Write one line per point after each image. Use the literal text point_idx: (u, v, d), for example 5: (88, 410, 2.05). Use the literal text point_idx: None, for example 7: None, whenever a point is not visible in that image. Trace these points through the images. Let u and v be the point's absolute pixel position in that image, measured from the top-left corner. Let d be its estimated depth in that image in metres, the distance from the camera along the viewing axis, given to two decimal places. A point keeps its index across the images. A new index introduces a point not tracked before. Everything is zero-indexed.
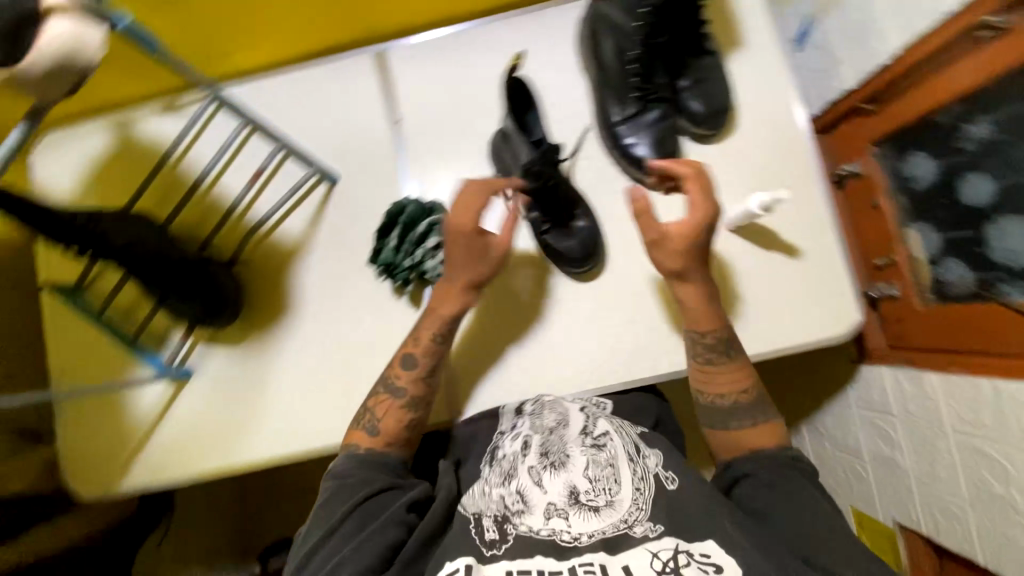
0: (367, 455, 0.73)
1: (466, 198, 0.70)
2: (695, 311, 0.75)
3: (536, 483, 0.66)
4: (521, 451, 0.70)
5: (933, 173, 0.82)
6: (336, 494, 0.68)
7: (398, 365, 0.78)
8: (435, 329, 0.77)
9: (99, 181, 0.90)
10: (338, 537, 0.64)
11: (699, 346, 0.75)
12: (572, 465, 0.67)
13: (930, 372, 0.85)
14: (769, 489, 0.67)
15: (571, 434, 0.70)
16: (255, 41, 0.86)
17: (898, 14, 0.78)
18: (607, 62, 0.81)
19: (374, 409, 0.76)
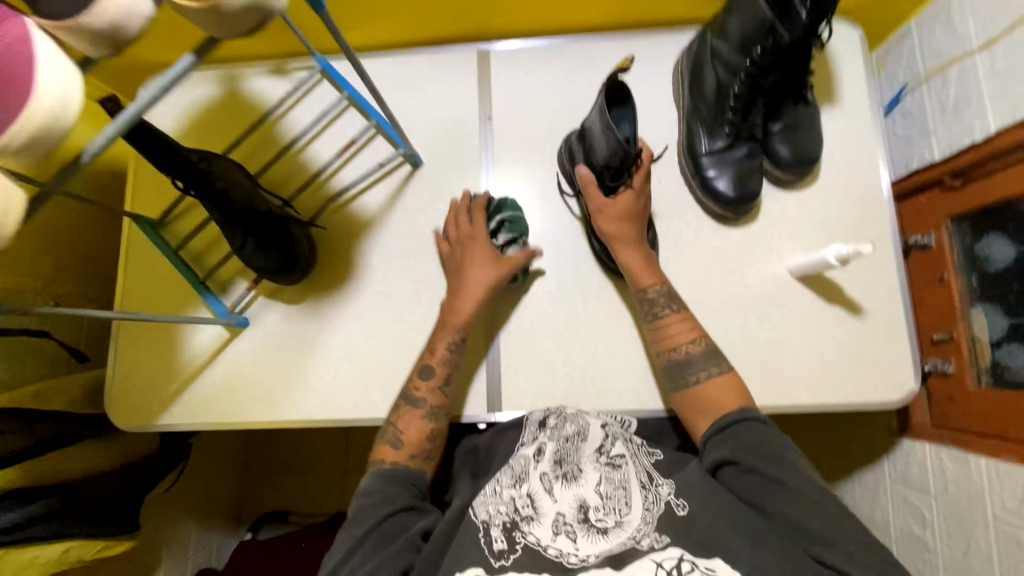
0: (392, 470, 0.73)
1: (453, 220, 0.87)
2: (665, 325, 0.78)
3: (547, 491, 0.69)
4: (534, 457, 0.72)
5: (1010, 256, 0.81)
6: (359, 512, 0.68)
7: (417, 377, 0.79)
8: (447, 339, 0.80)
9: (198, 126, 0.95)
10: (359, 554, 0.64)
11: (669, 358, 0.77)
12: (583, 479, 0.69)
13: (978, 455, 0.83)
14: (752, 474, 0.64)
15: (586, 450, 0.72)
16: (372, 22, 0.91)
17: (1001, 95, 0.79)
18: (707, 94, 0.82)
19: (397, 423, 0.76)
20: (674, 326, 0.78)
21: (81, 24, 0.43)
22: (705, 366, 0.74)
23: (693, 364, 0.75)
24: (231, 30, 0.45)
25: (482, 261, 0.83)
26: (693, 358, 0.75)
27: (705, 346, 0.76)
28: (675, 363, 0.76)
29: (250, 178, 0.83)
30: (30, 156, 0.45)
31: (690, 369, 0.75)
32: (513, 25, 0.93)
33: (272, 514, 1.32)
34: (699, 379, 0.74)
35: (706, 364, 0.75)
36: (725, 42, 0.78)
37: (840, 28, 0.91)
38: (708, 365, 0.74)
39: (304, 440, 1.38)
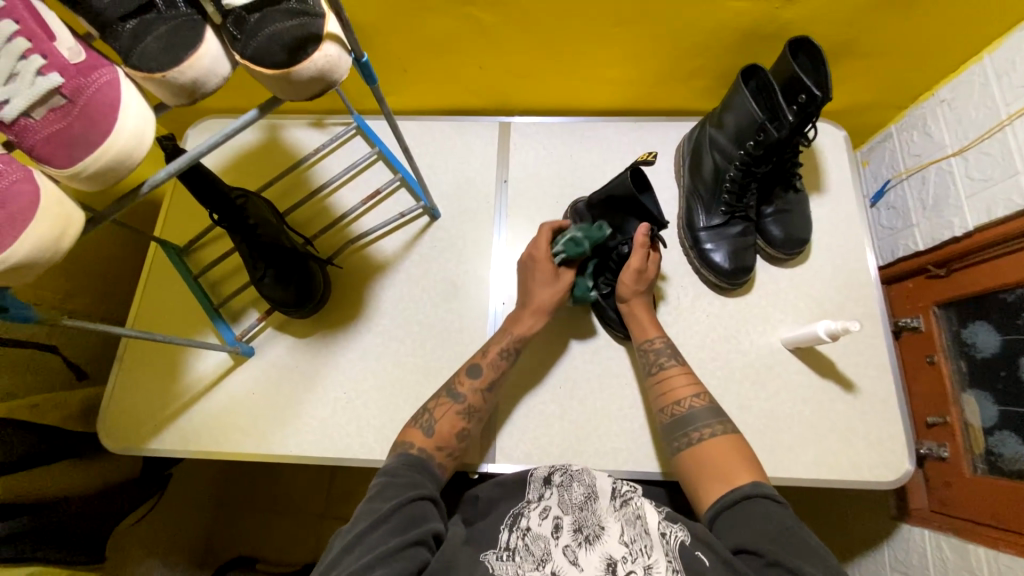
0: (416, 456, 0.72)
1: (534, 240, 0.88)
2: (667, 378, 0.80)
3: (571, 562, 0.64)
4: (552, 534, 0.67)
5: (996, 346, 0.84)
6: (384, 488, 0.66)
7: (464, 374, 0.81)
8: (502, 345, 0.83)
9: (237, 166, 1.03)
10: (382, 531, 0.60)
11: (672, 414, 0.77)
12: (606, 535, 0.66)
13: (975, 544, 0.82)
14: (776, 569, 0.57)
15: (602, 505, 0.69)
16: (408, 91, 1.02)
17: (974, 197, 0.87)
18: (706, 176, 0.90)
19: (433, 409, 0.77)
20: (676, 379, 0.80)
21: (167, 78, 0.49)
22: (708, 422, 0.74)
23: (697, 419, 0.75)
24: (296, 94, 0.54)
25: (546, 284, 0.85)
26: (696, 412, 0.76)
27: (708, 402, 0.77)
28: (677, 419, 0.76)
29: (278, 217, 0.89)
30: (96, 182, 0.50)
31: (693, 425, 0.75)
32: (532, 103, 1.04)
33: (239, 561, 1.24)
34: (702, 435, 0.73)
35: (709, 421, 0.75)
36: (722, 132, 0.86)
37: (826, 127, 1.01)
38: (710, 421, 0.74)
39: (282, 481, 1.33)
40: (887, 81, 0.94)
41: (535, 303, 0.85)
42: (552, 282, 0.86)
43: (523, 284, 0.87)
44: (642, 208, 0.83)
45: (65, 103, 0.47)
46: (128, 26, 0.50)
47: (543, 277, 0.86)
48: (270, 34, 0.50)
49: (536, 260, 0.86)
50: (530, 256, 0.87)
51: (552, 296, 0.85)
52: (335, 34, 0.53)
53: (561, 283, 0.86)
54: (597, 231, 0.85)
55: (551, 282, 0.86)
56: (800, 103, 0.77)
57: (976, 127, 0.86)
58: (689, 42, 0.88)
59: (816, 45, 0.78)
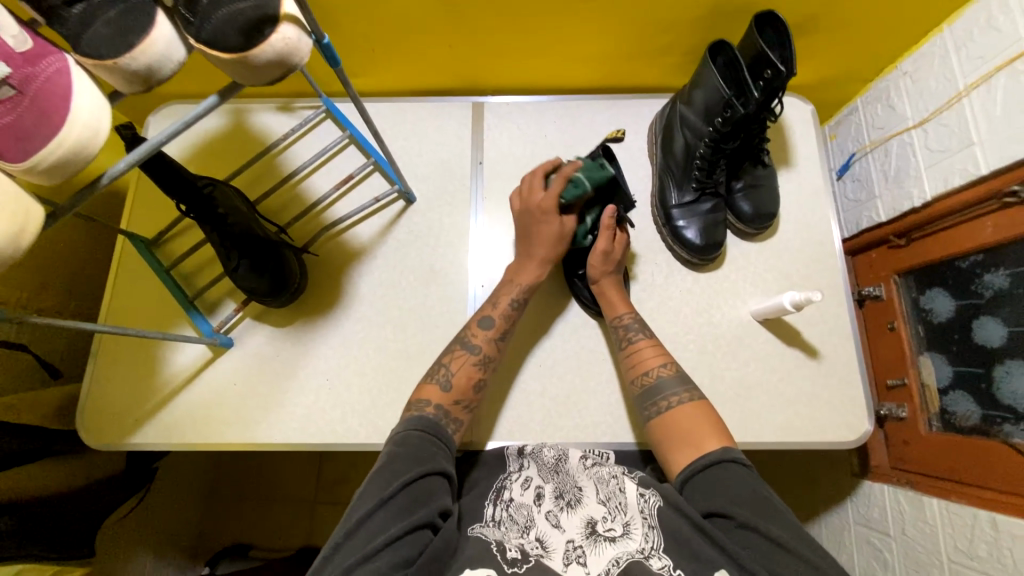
0: (435, 413, 0.74)
1: (532, 191, 0.88)
2: (637, 351, 0.83)
3: (554, 526, 0.69)
4: (534, 502, 0.72)
5: (950, 310, 0.88)
6: (394, 461, 0.65)
7: (477, 325, 0.83)
8: (512, 295, 0.85)
9: (204, 153, 1.00)
10: (386, 512, 0.60)
11: (642, 385, 0.80)
12: (586, 501, 0.71)
13: (930, 497, 0.88)
14: (747, 531, 0.61)
15: (573, 466, 0.77)
16: (377, 72, 0.99)
17: (933, 168, 0.90)
18: (676, 154, 0.91)
19: (448, 364, 0.79)
20: (645, 351, 0.82)
21: (119, 64, 0.48)
22: (676, 389, 0.77)
23: (665, 388, 0.78)
24: (255, 79, 0.52)
25: (552, 234, 0.86)
26: (664, 381, 0.79)
27: (676, 371, 0.80)
28: (647, 389, 0.79)
29: (249, 206, 0.88)
30: (53, 176, 0.48)
31: (662, 393, 0.78)
32: (506, 82, 1.03)
33: (232, 549, 1.26)
34: (670, 402, 0.76)
35: (678, 388, 0.78)
36: (691, 110, 0.87)
37: (794, 102, 1.02)
38: (678, 390, 0.78)
39: (272, 469, 1.34)
40: (852, 55, 0.95)
41: (541, 251, 0.86)
42: (558, 230, 0.86)
43: (527, 235, 0.87)
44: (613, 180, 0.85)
45: (13, 94, 0.45)
46: (75, 10, 0.48)
47: (550, 225, 0.86)
48: (226, 15, 0.49)
49: (545, 205, 0.85)
50: (535, 206, 0.86)
51: (555, 246, 0.86)
52: (293, 15, 0.51)
53: (567, 230, 0.86)
54: (600, 171, 0.85)
55: (557, 230, 0.86)
56: (766, 79, 0.78)
57: (936, 99, 0.89)
58: (660, 18, 0.88)
59: (782, 20, 0.79)
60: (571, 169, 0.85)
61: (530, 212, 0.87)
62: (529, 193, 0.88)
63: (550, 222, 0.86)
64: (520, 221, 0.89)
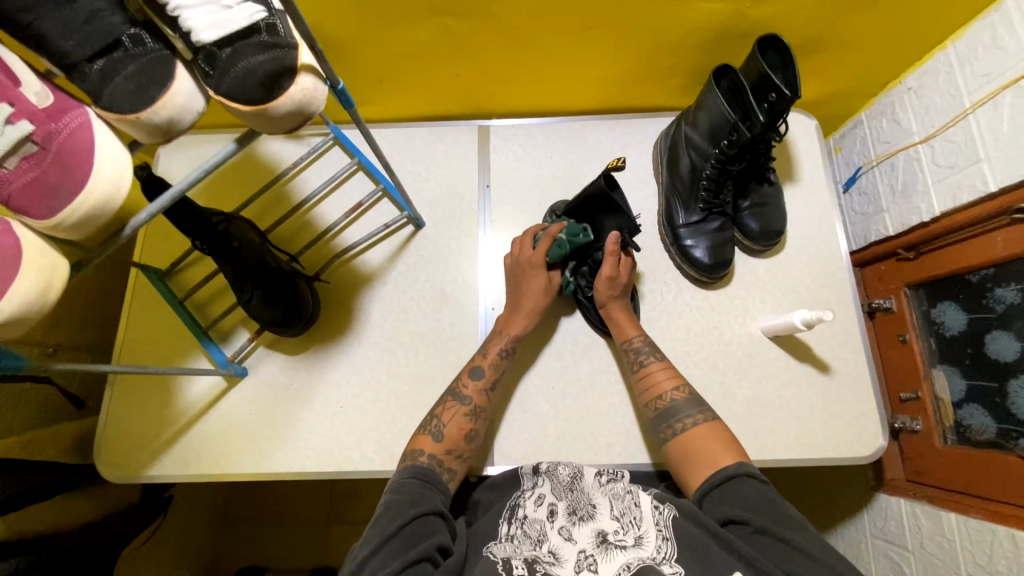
0: (427, 463, 0.74)
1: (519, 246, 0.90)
2: (650, 374, 0.83)
3: (566, 539, 0.67)
4: (547, 517, 0.71)
5: (963, 323, 0.88)
6: (390, 507, 0.66)
7: (467, 376, 0.83)
8: (501, 345, 0.85)
9: (214, 184, 1.01)
10: (386, 551, 0.61)
11: (656, 408, 0.80)
12: (598, 515, 0.69)
13: (948, 512, 0.87)
14: (765, 536, 0.61)
15: (587, 483, 0.74)
16: (384, 99, 1.00)
17: (940, 183, 0.91)
18: (682, 175, 0.92)
19: (441, 414, 0.80)
20: (658, 374, 0.83)
21: (140, 117, 0.49)
22: (691, 413, 0.77)
23: (680, 411, 0.78)
24: (274, 128, 0.54)
25: (539, 286, 0.87)
26: (678, 404, 0.79)
27: (689, 393, 0.80)
28: (662, 412, 0.80)
29: (262, 237, 0.90)
30: (79, 230, 0.49)
31: (676, 417, 0.78)
32: (512, 106, 1.04)
33: (248, 571, 1.26)
34: (685, 425, 0.76)
35: (693, 410, 0.78)
36: (696, 132, 0.88)
37: (798, 118, 1.03)
38: (693, 412, 0.78)
39: (285, 490, 1.34)
40: (856, 71, 0.96)
41: (529, 302, 0.87)
42: (545, 284, 0.88)
43: (516, 286, 0.89)
44: (614, 206, 0.83)
45: (37, 150, 0.46)
46: (96, 66, 0.49)
47: (537, 279, 0.87)
48: (244, 69, 0.50)
49: (533, 261, 0.87)
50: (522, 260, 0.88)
51: (544, 297, 0.88)
52: (310, 65, 0.53)
53: (553, 285, 0.89)
54: (580, 233, 0.86)
55: (543, 285, 0.88)
56: (771, 101, 0.79)
57: (941, 115, 0.89)
58: (663, 43, 0.88)
59: (785, 43, 0.79)
60: (557, 229, 0.88)
61: (516, 268, 0.89)
62: (516, 248, 0.91)
63: (534, 277, 0.88)
64: (510, 275, 0.90)
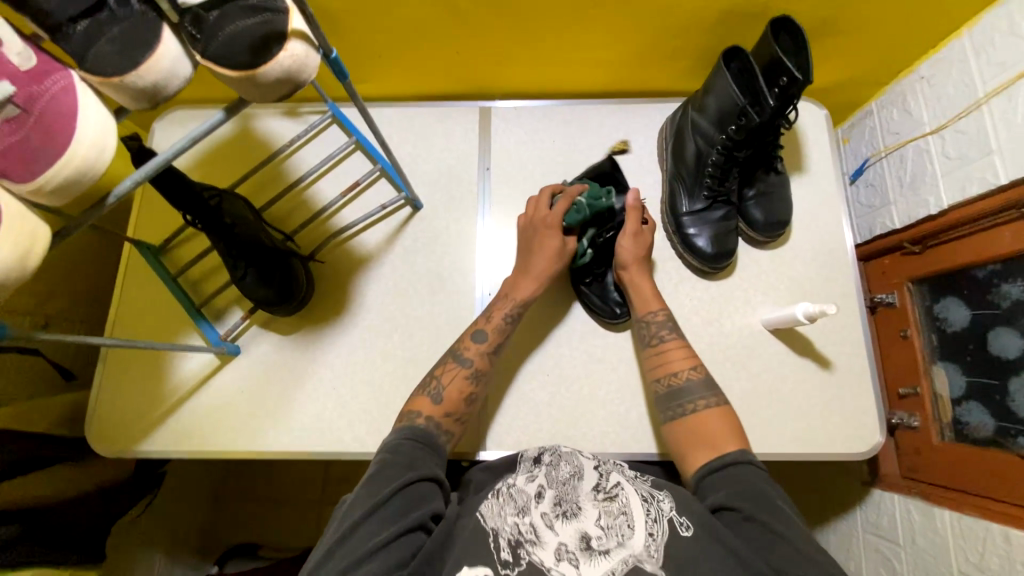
0: (426, 424, 0.74)
1: (533, 208, 0.89)
2: (665, 351, 0.82)
3: (548, 526, 0.65)
4: (534, 496, 0.68)
5: (966, 319, 0.87)
6: (386, 468, 0.66)
7: (469, 338, 0.82)
8: (508, 309, 0.84)
9: (209, 160, 1.00)
10: (380, 516, 0.61)
11: (668, 385, 0.80)
12: (583, 515, 0.66)
13: (942, 508, 0.87)
14: (751, 523, 0.61)
15: (584, 488, 0.69)
16: (383, 76, 0.98)
17: (949, 175, 0.89)
18: (688, 161, 0.90)
19: (440, 376, 0.79)
20: (674, 352, 0.82)
21: (125, 81, 0.47)
22: (703, 394, 0.77)
23: (692, 392, 0.78)
24: (263, 96, 0.52)
25: (553, 249, 0.85)
26: (692, 384, 0.78)
27: (704, 375, 0.79)
28: (673, 390, 0.79)
29: (256, 214, 0.88)
30: (59, 195, 0.48)
31: (689, 397, 0.77)
32: (514, 86, 1.02)
33: (241, 549, 1.27)
34: (696, 406, 0.76)
35: (704, 393, 0.77)
36: (703, 116, 0.86)
37: (807, 106, 1.00)
38: (705, 395, 0.77)
39: (279, 471, 1.34)
40: (868, 57, 0.93)
41: (540, 264, 0.85)
42: (560, 247, 0.85)
43: (527, 248, 0.87)
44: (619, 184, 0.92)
45: (18, 113, 0.45)
46: (79, 27, 0.47)
47: (552, 239, 0.85)
48: (231, 33, 0.48)
49: (550, 218, 0.85)
50: (540, 219, 0.86)
51: (555, 261, 0.85)
52: (301, 31, 0.51)
53: (568, 249, 0.86)
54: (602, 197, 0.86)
55: (557, 246, 0.85)
56: (781, 86, 0.77)
57: (954, 105, 0.87)
58: (671, 22, 0.86)
59: (798, 25, 0.77)
60: (577, 191, 0.86)
61: (532, 229, 0.87)
62: (530, 212, 0.89)
63: (546, 240, 0.85)
64: (523, 235, 0.88)
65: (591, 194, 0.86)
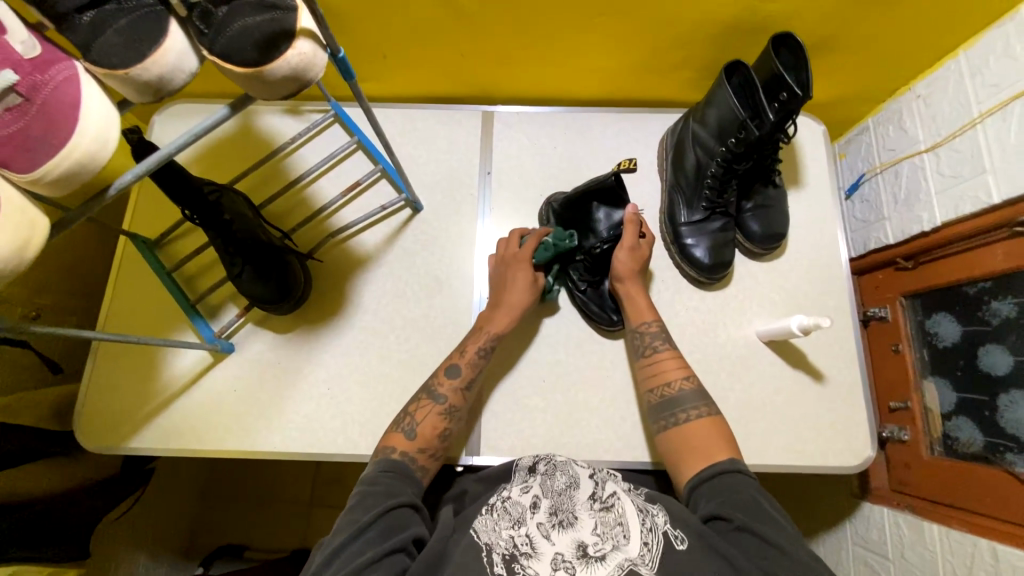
0: (401, 460, 0.73)
1: (503, 248, 0.89)
2: (659, 361, 0.83)
3: (545, 536, 0.64)
4: (529, 507, 0.68)
5: (957, 335, 0.88)
6: (364, 498, 0.66)
7: (443, 374, 0.81)
8: (480, 344, 0.83)
9: (209, 155, 0.99)
10: (362, 541, 0.61)
11: (662, 394, 0.80)
12: (579, 525, 0.65)
13: (931, 522, 0.88)
14: (743, 532, 0.62)
15: (580, 497, 0.69)
16: (387, 77, 0.98)
17: (943, 193, 0.90)
18: (687, 172, 0.91)
19: (414, 413, 0.78)
20: (667, 362, 0.82)
21: (130, 74, 0.47)
22: (696, 404, 0.78)
23: (685, 401, 0.78)
24: (269, 93, 0.52)
25: (525, 284, 0.86)
26: (685, 394, 0.79)
27: (696, 385, 0.80)
28: (666, 400, 0.79)
29: (255, 211, 0.88)
30: (59, 187, 0.47)
31: (681, 406, 0.78)
32: (517, 92, 1.02)
33: (227, 549, 1.25)
34: (689, 415, 0.77)
35: (696, 403, 0.78)
36: (704, 128, 0.87)
37: (805, 121, 1.02)
38: (697, 404, 0.78)
39: (268, 471, 1.32)
40: (866, 75, 0.95)
41: (513, 300, 0.85)
42: (530, 283, 0.86)
43: (502, 286, 0.87)
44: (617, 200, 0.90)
45: (21, 102, 0.44)
46: (86, 18, 0.47)
47: (523, 276, 0.86)
48: (240, 29, 0.48)
49: (520, 257, 0.86)
50: (509, 256, 0.87)
51: (528, 295, 0.86)
52: (309, 29, 0.51)
53: (538, 285, 0.87)
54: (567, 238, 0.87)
55: (528, 282, 0.86)
56: (782, 101, 0.78)
57: (949, 124, 0.89)
58: (675, 34, 0.87)
59: (798, 41, 0.78)
60: (544, 231, 0.88)
61: (502, 269, 0.88)
62: (500, 252, 0.89)
63: (518, 278, 0.86)
64: (496, 273, 0.89)
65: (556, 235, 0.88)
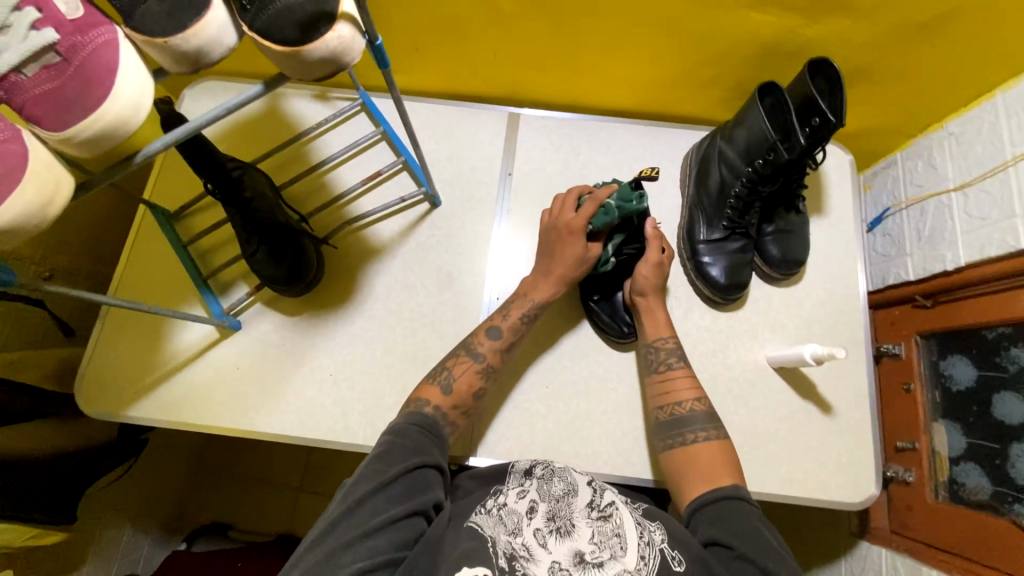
0: (431, 415, 0.73)
1: (560, 208, 0.87)
2: (671, 378, 0.81)
3: (541, 545, 0.63)
4: (526, 512, 0.66)
5: (972, 379, 0.86)
6: (392, 450, 0.65)
7: (483, 334, 0.81)
8: (523, 309, 0.83)
9: (234, 133, 1.00)
10: (386, 497, 0.61)
11: (672, 413, 0.79)
12: (577, 533, 0.63)
13: (931, 569, 0.85)
14: (744, 562, 0.60)
15: (578, 504, 0.67)
16: (418, 70, 0.99)
17: (968, 234, 0.89)
18: (710, 189, 0.90)
19: (452, 368, 0.78)
20: (681, 381, 0.81)
21: (169, 43, 0.47)
22: (704, 426, 0.76)
23: (695, 422, 0.77)
24: (304, 74, 0.52)
25: (575, 257, 0.83)
26: (695, 415, 0.78)
27: (707, 408, 0.79)
28: (675, 418, 0.78)
29: (275, 191, 0.88)
30: (88, 148, 0.48)
31: (690, 427, 0.77)
32: (544, 96, 1.02)
33: (213, 528, 1.24)
34: (696, 436, 0.75)
35: (705, 425, 0.77)
36: (732, 147, 0.87)
37: (832, 149, 1.01)
38: (706, 426, 0.77)
39: (261, 453, 1.32)
40: (898, 107, 0.94)
41: (560, 269, 0.84)
42: (581, 254, 0.84)
43: (548, 250, 0.86)
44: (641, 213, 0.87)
45: (59, 61, 0.45)
46: None
47: (573, 248, 0.83)
48: (282, 7, 0.48)
49: (576, 223, 0.83)
50: (562, 222, 0.84)
51: (575, 267, 0.84)
52: (350, 15, 0.51)
53: (589, 257, 0.84)
54: (633, 201, 0.81)
55: (579, 253, 0.83)
56: (814, 126, 0.77)
57: (980, 165, 0.87)
58: (709, 51, 0.86)
59: (836, 68, 0.78)
60: (606, 194, 0.83)
61: (555, 231, 0.85)
62: (559, 211, 0.87)
63: (572, 244, 0.84)
64: (545, 236, 0.87)
65: (620, 195, 0.82)
